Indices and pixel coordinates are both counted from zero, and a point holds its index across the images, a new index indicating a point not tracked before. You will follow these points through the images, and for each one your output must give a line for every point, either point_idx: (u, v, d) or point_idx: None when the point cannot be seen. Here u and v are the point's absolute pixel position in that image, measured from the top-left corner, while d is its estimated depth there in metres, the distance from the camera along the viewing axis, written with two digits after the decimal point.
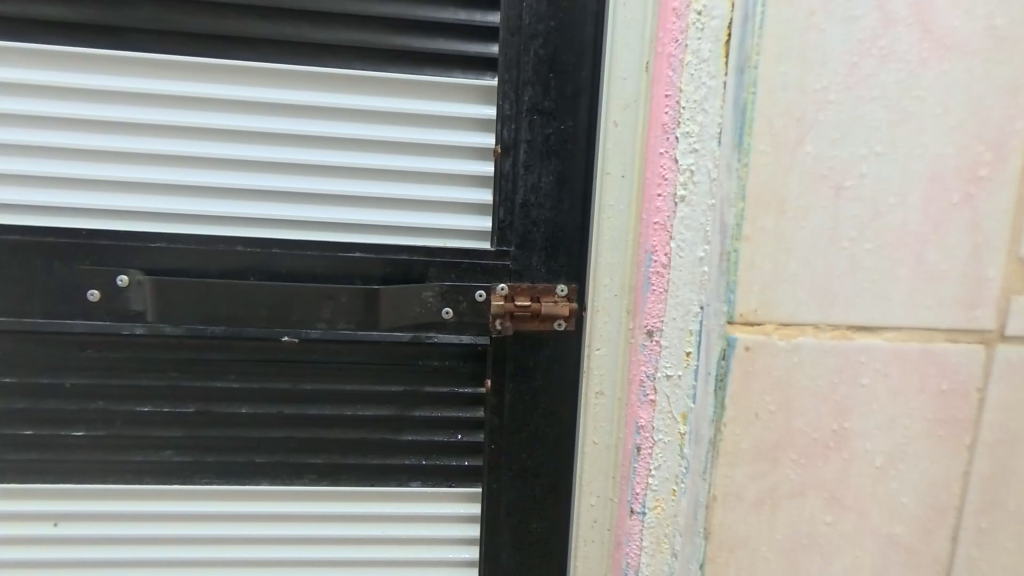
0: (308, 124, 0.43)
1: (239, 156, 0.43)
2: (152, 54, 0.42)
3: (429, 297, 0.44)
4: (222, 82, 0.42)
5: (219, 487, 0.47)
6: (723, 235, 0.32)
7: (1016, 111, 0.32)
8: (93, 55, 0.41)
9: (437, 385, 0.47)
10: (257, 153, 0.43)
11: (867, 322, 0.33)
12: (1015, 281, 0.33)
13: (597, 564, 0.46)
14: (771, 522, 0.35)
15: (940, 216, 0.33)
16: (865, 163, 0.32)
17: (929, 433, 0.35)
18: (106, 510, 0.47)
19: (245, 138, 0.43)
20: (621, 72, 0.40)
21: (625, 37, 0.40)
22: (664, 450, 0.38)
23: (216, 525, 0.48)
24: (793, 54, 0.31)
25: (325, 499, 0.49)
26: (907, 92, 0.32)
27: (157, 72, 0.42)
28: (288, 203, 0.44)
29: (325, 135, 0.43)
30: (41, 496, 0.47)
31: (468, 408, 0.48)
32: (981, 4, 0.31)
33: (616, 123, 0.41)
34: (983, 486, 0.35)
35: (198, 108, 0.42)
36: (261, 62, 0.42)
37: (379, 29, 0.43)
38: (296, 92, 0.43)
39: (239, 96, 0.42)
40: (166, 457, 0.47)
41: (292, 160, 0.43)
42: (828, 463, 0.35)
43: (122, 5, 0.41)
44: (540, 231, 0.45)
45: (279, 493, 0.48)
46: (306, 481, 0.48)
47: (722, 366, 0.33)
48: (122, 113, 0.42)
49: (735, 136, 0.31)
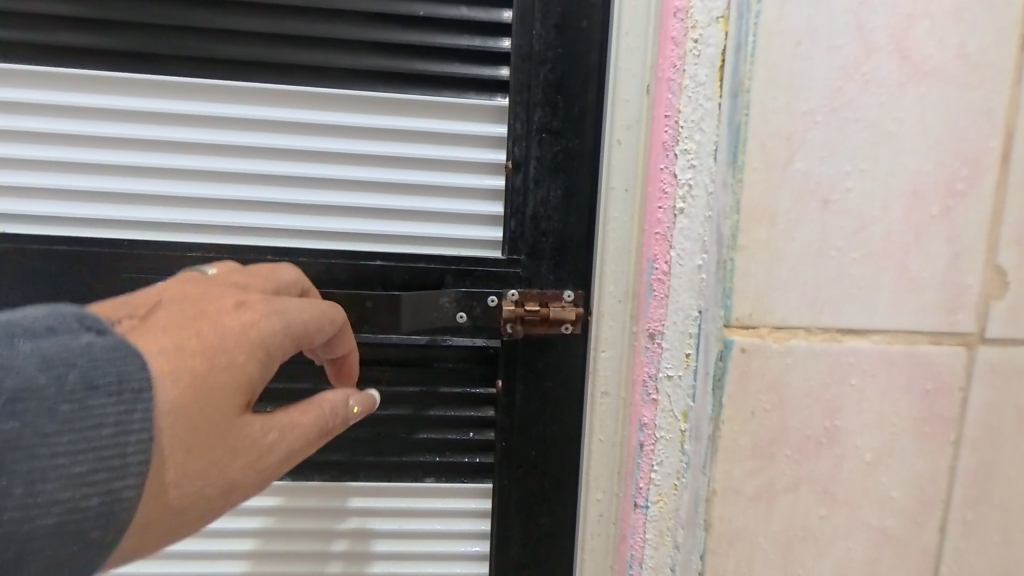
0: (333, 142, 0.46)
1: (269, 171, 0.46)
2: (189, 79, 0.45)
3: (447, 303, 0.47)
4: (253, 104, 0.46)
5: None
6: (720, 245, 0.35)
7: (989, 131, 0.35)
8: (134, 81, 0.45)
9: (451, 385, 0.50)
10: (286, 169, 0.46)
11: (855, 326, 0.36)
12: (994, 287, 0.36)
13: (603, 560, 0.46)
14: (768, 515, 0.37)
15: (921, 227, 0.35)
16: (849, 179, 0.35)
17: (915, 430, 0.37)
18: None
19: (274, 155, 0.46)
20: (625, 87, 0.42)
21: (625, 60, 0.42)
22: (666, 447, 0.40)
23: (242, 517, 0.51)
24: (781, 80, 0.34)
25: (344, 494, 0.51)
26: (887, 114, 0.34)
27: (193, 95, 0.45)
28: (314, 215, 0.47)
29: (349, 152, 0.47)
30: None
31: (480, 407, 0.50)
32: (954, 34, 0.34)
33: (617, 132, 0.43)
34: (968, 481, 0.37)
35: (231, 127, 0.46)
36: (288, 85, 0.45)
37: (398, 54, 0.46)
38: (321, 112, 0.46)
39: (268, 117, 0.46)
40: None
41: (319, 175, 0.47)
42: (820, 459, 0.37)
43: (160, 35, 0.44)
44: (548, 241, 0.48)
45: (300, 488, 0.51)
46: (325, 477, 0.50)
47: (718, 368, 0.35)
48: (162, 134, 0.45)
49: (730, 154, 0.34)
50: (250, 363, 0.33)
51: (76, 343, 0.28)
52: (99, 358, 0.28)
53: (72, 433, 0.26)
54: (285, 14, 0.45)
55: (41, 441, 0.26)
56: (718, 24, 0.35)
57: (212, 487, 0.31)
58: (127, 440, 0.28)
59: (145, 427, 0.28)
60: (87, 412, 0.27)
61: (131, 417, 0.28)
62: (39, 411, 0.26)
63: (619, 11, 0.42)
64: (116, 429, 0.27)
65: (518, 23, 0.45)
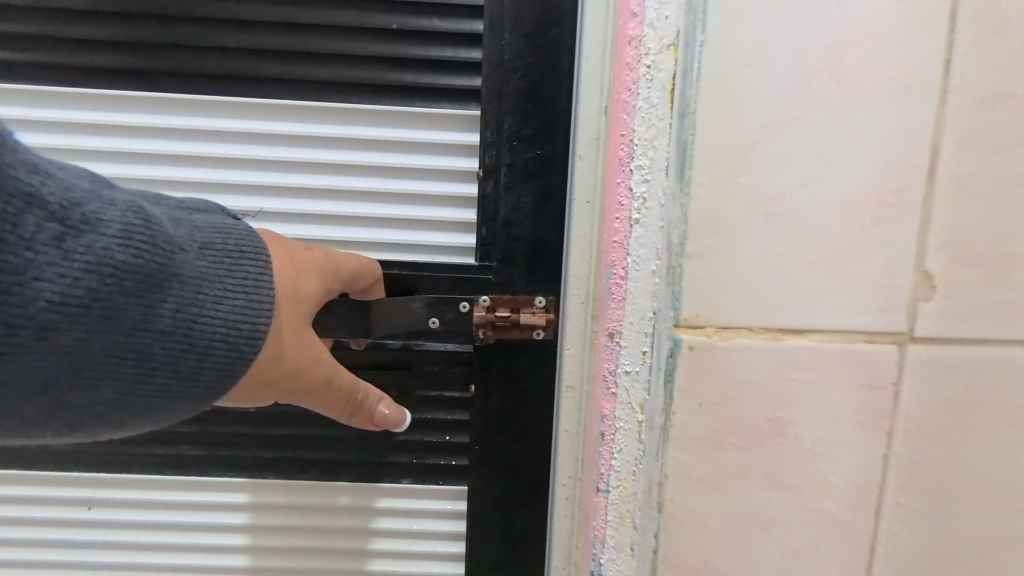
0: (341, 154, 0.55)
1: (283, 184, 0.55)
2: (214, 112, 0.54)
3: (419, 307, 0.51)
4: (277, 118, 0.54)
5: (230, 479, 0.57)
6: (671, 251, 0.39)
7: (922, 141, 0.36)
8: (168, 119, 0.54)
9: (429, 389, 0.55)
10: (299, 181, 0.55)
11: (794, 325, 0.39)
12: (926, 287, 0.37)
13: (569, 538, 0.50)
14: (715, 503, 0.39)
15: (855, 235, 0.38)
16: (787, 193, 0.38)
17: (853, 421, 0.40)
18: (135, 497, 0.58)
19: (293, 170, 0.55)
20: (591, 98, 0.46)
21: (589, 68, 0.46)
22: (625, 437, 0.42)
23: (222, 513, 0.58)
24: (723, 103, 0.37)
25: (323, 493, 0.57)
26: (821, 133, 0.38)
27: (215, 129, 0.54)
28: (322, 224, 0.56)
29: (357, 161, 0.54)
30: (73, 486, 0.58)
31: (455, 410, 0.55)
32: (883, 56, 0.37)
33: (586, 146, 0.47)
34: (905, 472, 0.38)
35: (250, 152, 0.54)
36: (303, 100, 0.53)
37: (391, 85, 0.53)
38: (329, 128, 0.54)
39: (286, 129, 0.54)
40: (183, 452, 0.56)
41: (325, 185, 0.55)
42: (763, 447, 0.41)
43: (188, 77, 0.53)
44: (521, 245, 0.52)
45: (279, 486, 0.57)
46: (308, 474, 0.56)
47: (669, 363, 0.40)
48: (192, 160, 0.55)
49: (679, 170, 0.39)
50: (316, 283, 0.47)
51: (226, 224, 0.43)
52: (241, 239, 0.43)
53: (230, 285, 0.40)
54: (295, 52, 0.53)
55: (212, 287, 0.39)
56: (671, 51, 0.39)
57: (283, 374, 0.44)
58: (262, 299, 0.42)
59: (271, 294, 0.43)
60: (240, 272, 0.41)
61: (264, 283, 0.43)
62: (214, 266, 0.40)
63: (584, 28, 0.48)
64: (256, 289, 0.42)
65: (490, 36, 0.51)
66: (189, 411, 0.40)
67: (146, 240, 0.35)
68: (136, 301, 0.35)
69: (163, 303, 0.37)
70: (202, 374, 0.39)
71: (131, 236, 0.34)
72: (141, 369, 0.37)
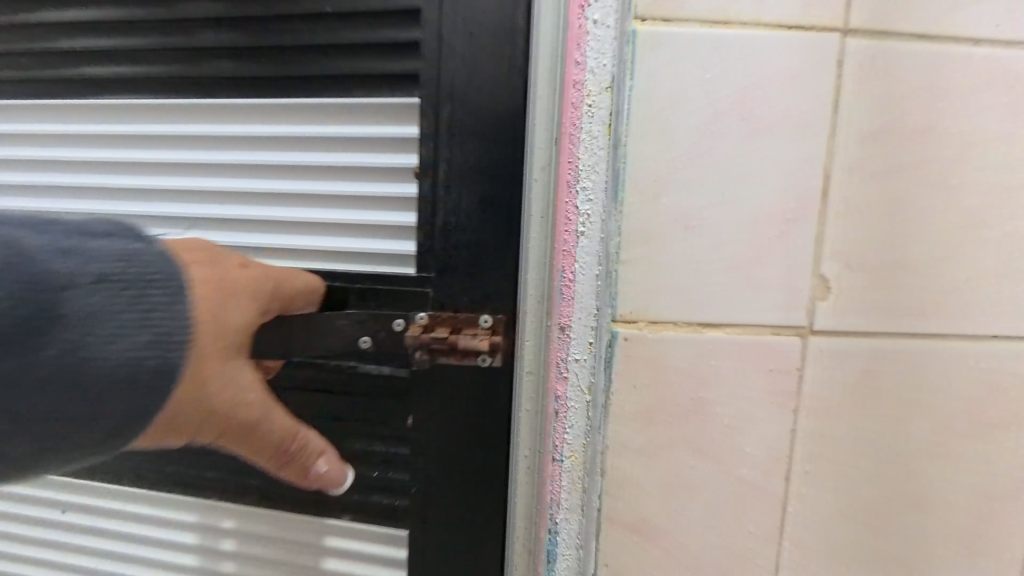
0: (308, 156, 0.62)
1: (267, 189, 0.63)
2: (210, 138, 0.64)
3: (350, 327, 0.55)
4: (268, 122, 0.63)
5: (175, 495, 0.72)
6: (609, 260, 0.47)
7: (812, 173, 0.45)
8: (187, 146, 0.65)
9: (364, 420, 0.64)
10: (273, 188, 0.63)
11: (713, 320, 0.47)
12: (820, 291, 0.46)
13: (527, 508, 0.54)
14: (650, 465, 0.48)
15: (762, 244, 0.46)
16: (705, 210, 0.46)
17: (765, 401, 0.48)
18: (102, 505, 0.75)
19: (271, 179, 0.63)
20: (543, 99, 0.49)
21: (540, 71, 0.49)
22: (575, 414, 0.49)
23: (163, 531, 0.73)
24: (650, 138, 0.45)
25: (263, 519, 0.69)
26: (734, 159, 0.45)
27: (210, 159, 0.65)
28: (297, 227, 0.63)
29: (325, 165, 0.61)
30: (57, 488, 0.77)
31: (390, 438, 0.64)
32: (781, 99, 0.45)
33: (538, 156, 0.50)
34: (808, 440, 0.48)
35: (246, 161, 0.63)
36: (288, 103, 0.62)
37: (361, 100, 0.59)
38: (296, 144, 0.62)
39: (264, 134, 0.63)
40: (137, 462, 0.72)
41: (298, 190, 0.62)
42: (690, 423, 0.48)
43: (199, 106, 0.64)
44: (462, 251, 0.57)
45: (225, 509, 0.70)
46: (248, 498, 0.69)
47: (609, 351, 0.47)
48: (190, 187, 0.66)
49: (615, 193, 0.46)
50: (248, 305, 0.50)
51: (130, 248, 0.43)
52: (143, 268, 0.43)
53: (127, 318, 0.41)
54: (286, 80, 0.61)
55: (111, 317, 0.40)
56: (607, 92, 0.45)
57: (198, 408, 0.44)
58: (169, 334, 0.42)
59: (180, 322, 0.43)
60: (144, 301, 0.42)
61: (173, 308, 0.43)
62: (112, 295, 0.40)
63: (536, 31, 0.49)
64: (164, 316, 0.42)
65: (443, 41, 0.55)
66: (92, 451, 0.41)
67: (23, 284, 0.37)
68: (32, 340, 0.37)
69: (63, 339, 0.38)
70: (119, 409, 0.40)
71: (11, 285, 0.36)
72: (40, 416, 0.38)
